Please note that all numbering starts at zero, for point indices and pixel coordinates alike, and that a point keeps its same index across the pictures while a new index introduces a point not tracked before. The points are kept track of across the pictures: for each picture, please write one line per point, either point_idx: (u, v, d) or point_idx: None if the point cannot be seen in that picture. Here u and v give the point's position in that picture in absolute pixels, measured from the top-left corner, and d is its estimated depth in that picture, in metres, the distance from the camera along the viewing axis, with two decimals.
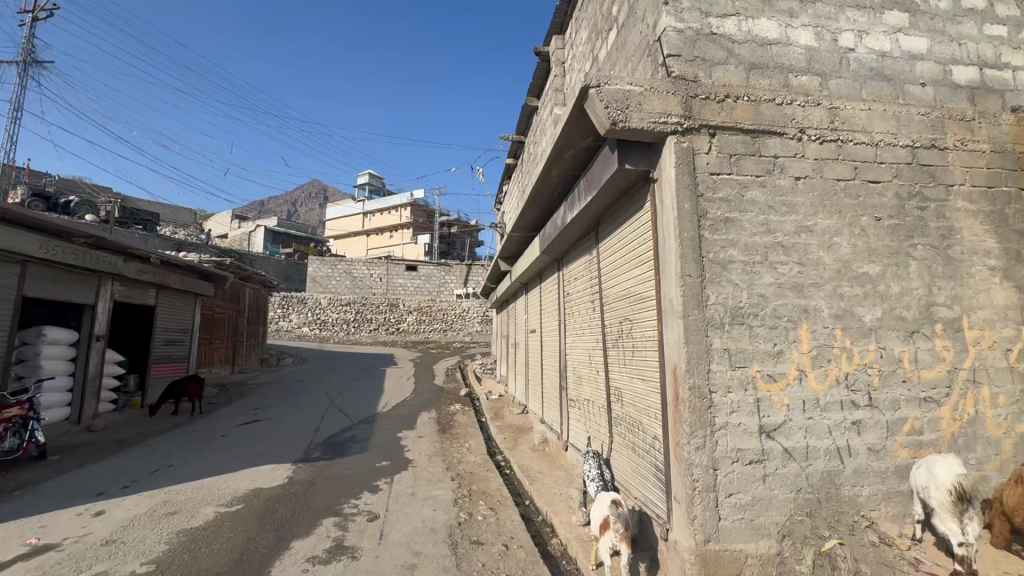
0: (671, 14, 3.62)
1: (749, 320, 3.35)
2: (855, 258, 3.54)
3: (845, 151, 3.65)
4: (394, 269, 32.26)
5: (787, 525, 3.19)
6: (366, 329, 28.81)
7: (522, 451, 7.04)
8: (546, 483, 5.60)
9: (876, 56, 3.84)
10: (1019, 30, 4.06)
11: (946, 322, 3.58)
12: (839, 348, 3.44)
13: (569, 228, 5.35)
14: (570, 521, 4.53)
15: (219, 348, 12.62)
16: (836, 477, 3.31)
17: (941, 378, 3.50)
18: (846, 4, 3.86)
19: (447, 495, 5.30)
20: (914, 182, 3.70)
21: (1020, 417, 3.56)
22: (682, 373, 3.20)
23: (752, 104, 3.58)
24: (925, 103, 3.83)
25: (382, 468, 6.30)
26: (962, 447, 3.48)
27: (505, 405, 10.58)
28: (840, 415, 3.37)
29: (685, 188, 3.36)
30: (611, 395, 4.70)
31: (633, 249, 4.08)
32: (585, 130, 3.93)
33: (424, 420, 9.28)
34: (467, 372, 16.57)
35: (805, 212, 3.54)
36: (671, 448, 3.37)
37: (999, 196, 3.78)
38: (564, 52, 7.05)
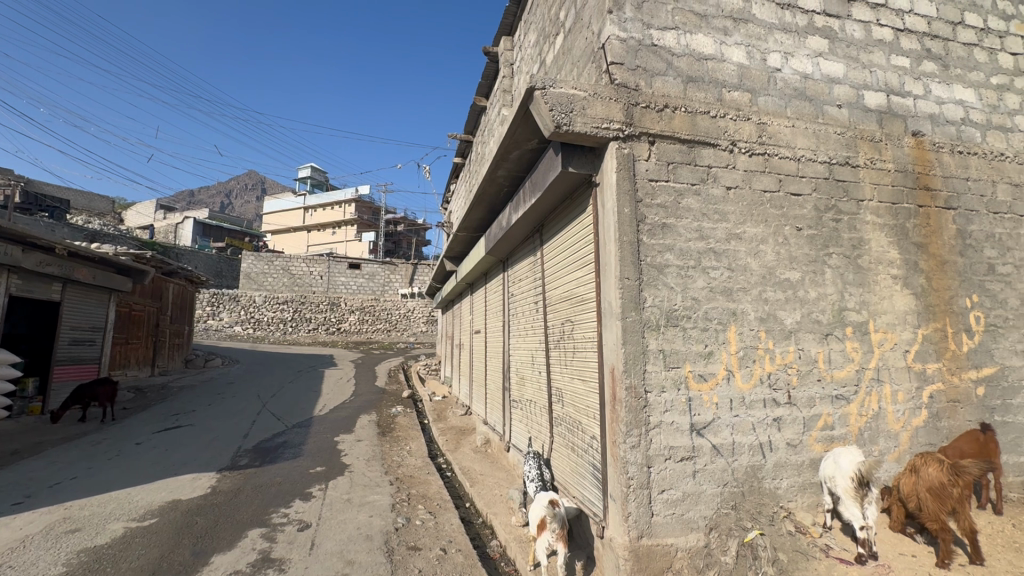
0: (615, 23, 3.71)
1: (682, 322, 3.49)
2: (779, 265, 3.78)
3: (771, 164, 3.88)
4: (336, 267, 31.12)
5: (714, 518, 3.34)
6: (305, 329, 27.59)
7: (464, 453, 6.97)
8: (487, 485, 5.56)
9: (799, 77, 4.12)
10: (920, 62, 4.49)
11: (856, 326, 3.89)
12: (763, 349, 3.65)
13: (514, 229, 5.37)
14: (509, 523, 4.53)
15: (137, 348, 11.63)
16: (759, 470, 3.51)
17: (850, 377, 3.81)
18: (774, 27, 4.11)
19: (385, 500, 5.14)
20: (830, 196, 3.99)
21: (916, 412, 3.93)
22: (619, 373, 3.28)
23: (689, 115, 3.73)
24: (841, 123, 4.15)
25: (316, 475, 6.01)
26: (868, 440, 3.79)
27: (448, 406, 10.44)
28: (763, 413, 3.58)
29: (625, 193, 3.45)
30: (552, 396, 4.74)
31: (576, 250, 4.15)
32: (530, 132, 3.95)
33: (363, 423, 8.99)
34: (410, 374, 16.25)
35: (735, 220, 3.73)
36: (608, 447, 3.44)
37: (901, 212, 4.16)
38: (512, 54, 7.07)
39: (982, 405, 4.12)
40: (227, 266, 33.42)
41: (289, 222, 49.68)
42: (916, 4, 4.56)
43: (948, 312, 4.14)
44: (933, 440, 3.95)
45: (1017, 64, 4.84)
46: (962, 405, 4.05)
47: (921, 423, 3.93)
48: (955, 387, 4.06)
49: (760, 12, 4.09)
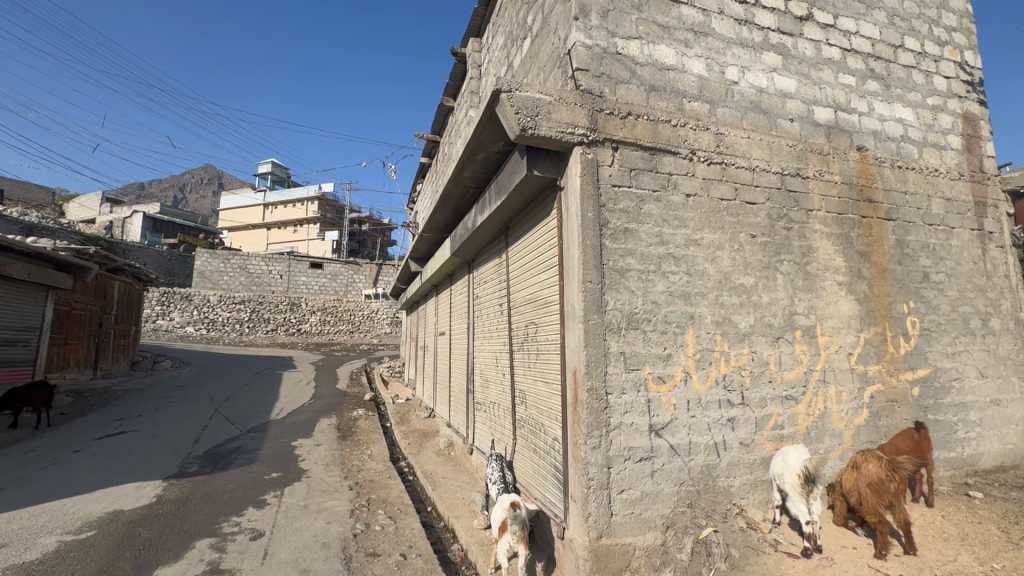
0: (581, 30, 3.76)
1: (643, 325, 3.56)
2: (734, 271, 3.92)
3: (728, 174, 4.02)
4: (296, 266, 30.22)
5: (670, 516, 3.43)
6: (263, 329, 26.63)
7: (426, 456, 6.89)
8: (449, 488, 5.51)
9: (755, 90, 4.29)
10: (864, 81, 4.76)
11: (804, 329, 4.07)
12: (718, 351, 3.77)
13: (479, 231, 5.36)
14: (470, 526, 4.50)
15: (77, 350, 10.92)
16: (713, 469, 3.62)
17: (799, 379, 3.98)
18: (732, 41, 4.27)
19: (343, 506, 5.01)
20: (782, 205, 4.18)
21: (858, 412, 4.15)
22: (581, 375, 3.32)
23: (651, 123, 3.83)
24: (793, 136, 4.35)
25: (271, 481, 5.80)
26: (814, 439, 3.98)
27: (412, 409, 10.30)
28: (718, 413, 3.69)
29: (589, 197, 3.50)
30: (516, 398, 4.76)
31: (540, 253, 4.18)
32: (496, 135, 3.96)
33: (323, 427, 8.76)
34: (373, 376, 15.93)
35: (693, 226, 3.84)
36: (569, 448, 3.47)
37: (847, 221, 4.39)
38: (480, 55, 7.07)
39: (916, 404, 4.39)
40: (179, 264, 31.90)
41: (247, 218, 47.92)
42: (861, 26, 4.83)
43: (887, 317, 4.41)
44: (872, 438, 4.18)
45: (949, 87, 5.20)
46: (899, 404, 4.31)
47: (862, 421, 4.16)
48: (892, 387, 4.31)
49: (719, 26, 4.24)
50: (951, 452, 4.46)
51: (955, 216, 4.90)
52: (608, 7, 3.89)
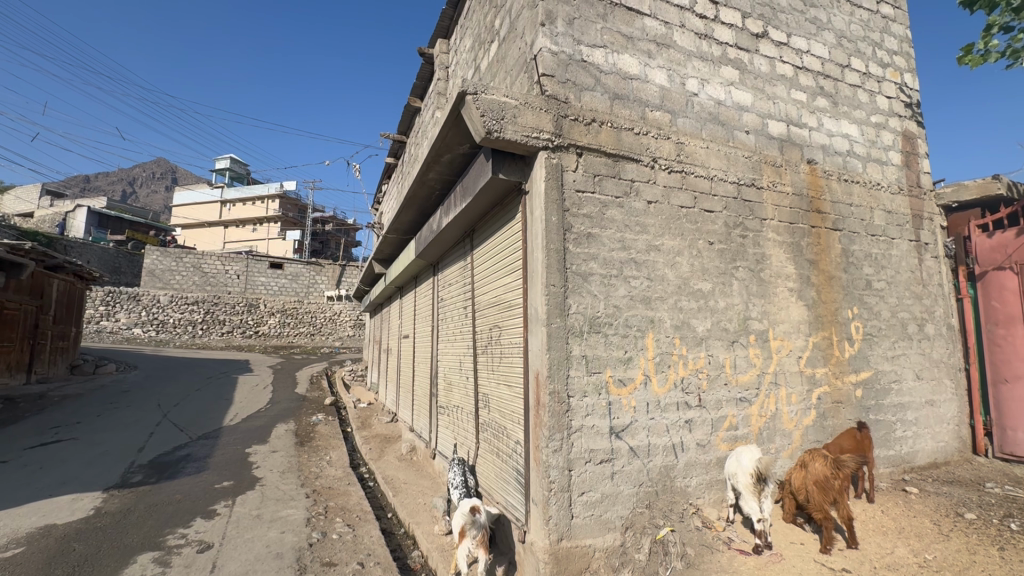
0: (547, 36, 3.81)
1: (604, 329, 3.61)
2: (693, 276, 4.03)
3: (687, 182, 4.14)
4: (255, 266, 29.15)
5: (630, 517, 3.48)
6: (217, 332, 25.53)
7: (388, 461, 6.75)
8: (410, 493, 5.42)
9: (714, 102, 4.44)
10: (814, 98, 5.01)
11: (758, 334, 4.23)
12: (677, 355, 3.87)
13: (444, 233, 5.31)
14: (431, 532, 4.43)
15: (9, 352, 10.15)
16: (671, 470, 3.70)
17: (752, 381, 4.13)
18: (692, 54, 4.41)
19: (299, 514, 4.85)
20: (739, 214, 4.33)
21: (806, 412, 4.34)
22: (544, 379, 3.34)
23: (615, 130, 3.90)
24: (749, 148, 4.52)
25: (222, 490, 5.54)
26: (766, 439, 4.13)
27: (374, 413, 10.08)
28: (676, 415, 3.79)
29: (553, 202, 3.53)
30: (479, 401, 4.73)
31: (504, 257, 4.18)
32: (462, 137, 3.94)
33: (279, 433, 8.45)
34: (334, 380, 15.52)
35: (654, 233, 3.93)
36: (531, 451, 3.48)
37: (798, 230, 4.60)
38: (448, 57, 7.03)
39: (860, 405, 4.63)
40: (126, 262, 30.20)
41: (202, 216, 45.93)
42: (812, 46, 5.09)
43: (833, 322, 4.64)
44: (819, 438, 4.38)
45: (891, 106, 5.54)
46: (844, 405, 4.54)
47: (811, 422, 4.35)
48: (838, 389, 4.54)
49: (680, 39, 4.37)
50: (890, 450, 4.73)
51: (895, 228, 5.21)
52: (574, 15, 3.94)
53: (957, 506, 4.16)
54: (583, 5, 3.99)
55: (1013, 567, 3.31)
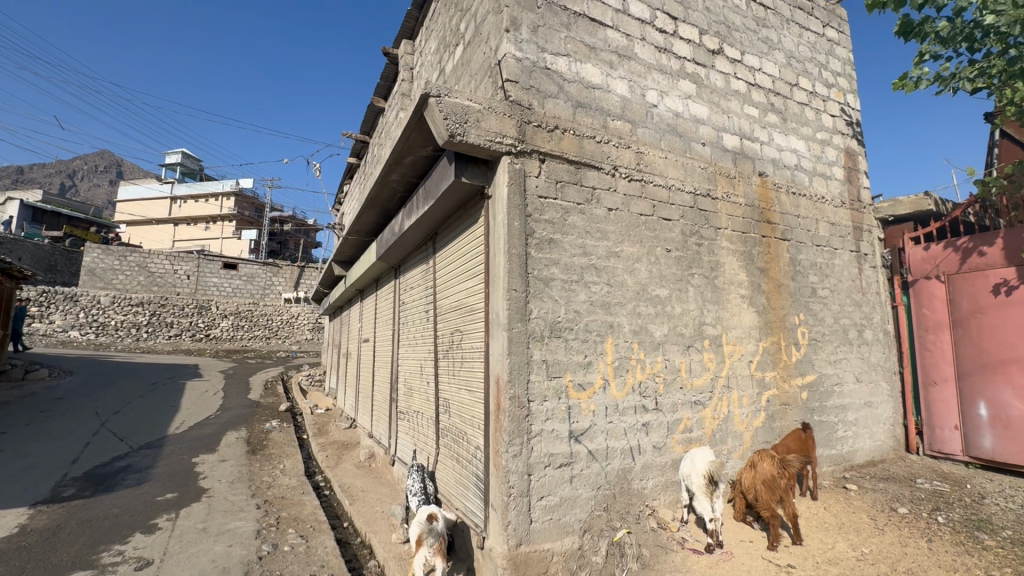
0: (511, 41, 3.83)
1: (565, 334, 3.65)
2: (651, 282, 4.13)
3: (646, 191, 4.25)
4: (206, 267, 27.80)
5: (588, 521, 3.52)
6: (164, 335, 24.23)
7: (344, 469, 6.56)
8: (368, 501, 5.29)
9: (672, 114, 4.58)
10: (766, 113, 5.25)
11: (712, 339, 4.38)
12: (635, 359, 3.95)
13: (406, 236, 5.23)
14: (388, 540, 4.33)
15: None
16: (628, 472, 3.77)
17: (706, 385, 4.27)
18: (652, 67, 4.54)
19: (249, 526, 4.64)
20: (695, 223, 4.48)
21: (756, 414, 4.52)
22: (504, 383, 3.34)
23: (577, 138, 3.96)
24: (704, 160, 4.69)
25: (164, 503, 5.24)
26: (719, 440, 4.28)
27: (331, 419, 9.81)
28: (634, 418, 3.86)
29: (515, 207, 3.54)
30: (439, 407, 4.68)
31: (466, 261, 4.16)
32: (425, 139, 3.91)
33: (230, 441, 8.07)
34: (290, 386, 14.97)
35: (614, 239, 4.01)
36: (491, 456, 3.47)
37: (749, 240, 4.80)
38: (412, 58, 6.95)
39: (805, 406, 4.87)
40: (62, 259, 28.25)
41: (150, 212, 43.54)
42: (764, 64, 5.34)
43: (782, 327, 4.85)
44: (768, 438, 4.57)
45: (835, 124, 5.87)
46: (791, 407, 4.76)
47: (760, 423, 4.54)
48: (786, 392, 4.75)
49: (641, 52, 4.49)
50: (832, 449, 4.98)
51: (838, 239, 5.51)
52: (538, 23, 3.99)
53: (892, 501, 4.43)
54: (548, 13, 4.04)
55: (940, 557, 3.54)
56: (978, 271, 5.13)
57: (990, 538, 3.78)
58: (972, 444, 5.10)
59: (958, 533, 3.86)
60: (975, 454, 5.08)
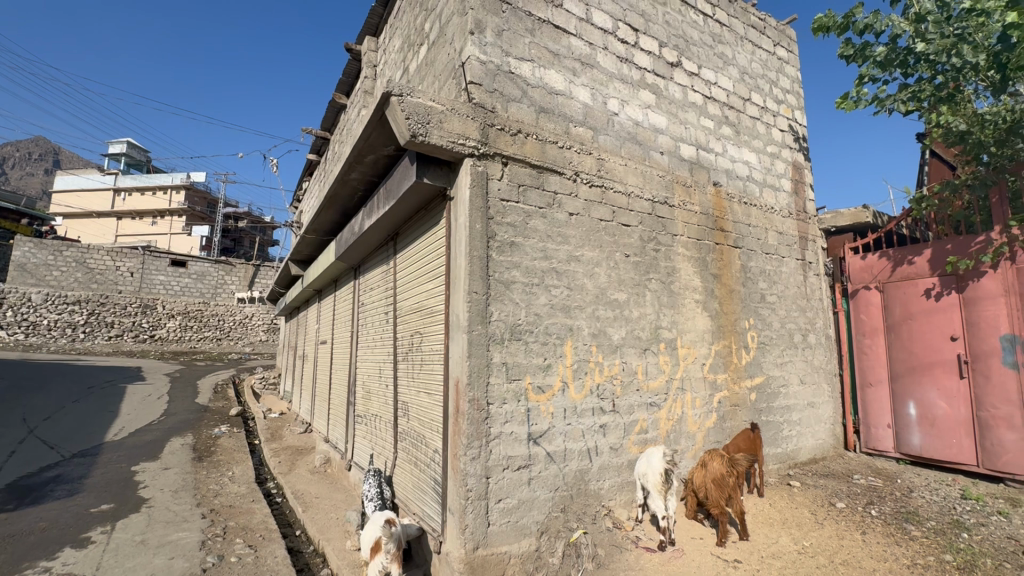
0: (475, 44, 3.83)
1: (525, 336, 3.67)
2: (610, 287, 4.22)
3: (607, 197, 4.34)
4: (151, 264, 25.82)
5: (545, 522, 3.54)
6: (104, 335, 22.80)
7: (298, 475, 6.34)
8: (322, 508, 5.13)
9: (632, 123, 4.70)
10: (720, 126, 5.47)
11: (667, 342, 4.51)
12: (594, 362, 4.02)
13: (366, 236, 5.13)
14: (342, 548, 4.22)
15: None
16: (585, 473, 3.82)
17: (661, 386, 4.39)
18: (614, 76, 4.64)
19: (192, 537, 4.41)
20: (653, 229, 4.61)
21: (708, 415, 4.69)
22: (464, 386, 3.33)
23: (540, 142, 4.00)
24: (662, 168, 4.84)
25: (98, 515, 4.91)
26: (673, 441, 4.41)
27: (285, 424, 9.49)
28: (592, 420, 3.92)
29: (477, 210, 3.54)
30: (398, 410, 4.61)
31: (427, 262, 4.12)
32: (387, 138, 3.86)
33: (174, 448, 7.67)
34: (241, 389, 14.42)
35: (575, 244, 4.07)
36: (449, 459, 3.45)
37: (704, 246, 4.98)
38: (376, 55, 6.83)
39: (753, 407, 5.08)
40: None
41: (89, 204, 40.88)
42: (719, 78, 5.56)
43: (733, 331, 5.05)
44: (719, 438, 4.75)
45: (784, 139, 6.18)
46: (740, 408, 4.96)
47: (712, 423, 4.70)
48: (735, 393, 4.95)
49: (603, 61, 4.59)
50: (778, 448, 5.23)
51: (785, 247, 5.80)
52: (503, 27, 4.01)
53: (831, 496, 4.69)
54: (512, 18, 4.07)
55: (872, 548, 3.78)
56: (909, 279, 5.51)
57: (916, 528, 4.06)
58: (902, 441, 5.46)
59: (889, 525, 4.12)
60: (906, 450, 5.44)
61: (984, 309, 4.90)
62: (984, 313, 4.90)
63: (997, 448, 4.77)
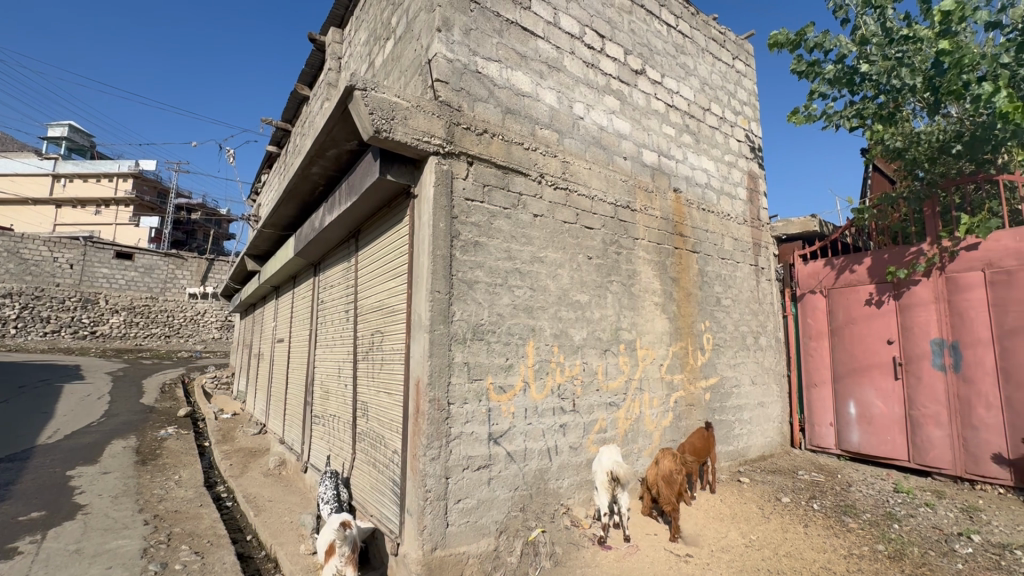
0: (442, 42, 3.80)
1: (487, 336, 3.67)
2: (572, 288, 4.28)
3: (571, 200, 4.40)
4: (94, 255, 24.25)
5: (504, 522, 3.56)
6: (38, 331, 21.28)
7: (250, 477, 6.10)
8: (275, 511, 4.98)
9: (597, 127, 4.78)
10: (681, 134, 5.64)
11: (627, 343, 4.61)
12: (555, 362, 4.06)
13: (327, 232, 5.00)
14: (295, 552, 4.10)
15: None
16: (545, 473, 3.86)
17: (620, 387, 4.49)
18: (580, 81, 4.71)
19: (134, 545, 4.19)
20: (615, 233, 4.70)
21: (665, 415, 4.83)
22: (424, 386, 3.30)
23: (505, 143, 4.02)
24: (625, 173, 4.94)
25: (27, 523, 4.58)
26: (630, 440, 4.51)
27: (238, 424, 9.14)
28: (552, 420, 3.96)
29: (441, 208, 3.52)
30: (356, 410, 4.52)
31: (389, 260, 4.06)
32: (350, 132, 3.78)
33: (115, 450, 7.24)
34: (191, 388, 13.79)
35: (539, 245, 4.10)
36: (408, 460, 3.41)
37: (663, 250, 5.12)
38: (341, 47, 6.67)
39: (707, 406, 5.27)
40: None
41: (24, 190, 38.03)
42: (681, 88, 5.73)
43: (689, 333, 5.22)
44: (675, 437, 4.89)
45: (740, 149, 6.42)
46: (695, 407, 5.14)
47: (668, 423, 4.84)
48: (691, 393, 5.11)
49: (570, 65, 4.65)
50: (729, 446, 5.43)
51: (740, 253, 6.03)
52: (470, 26, 4.00)
53: (778, 491, 4.92)
54: (480, 18, 4.06)
55: (814, 540, 3.99)
56: (851, 286, 5.84)
57: (853, 521, 4.31)
58: (843, 438, 5.78)
59: (829, 518, 4.36)
60: (846, 447, 5.76)
61: (917, 314, 5.24)
62: (917, 318, 5.25)
63: (926, 444, 5.12)
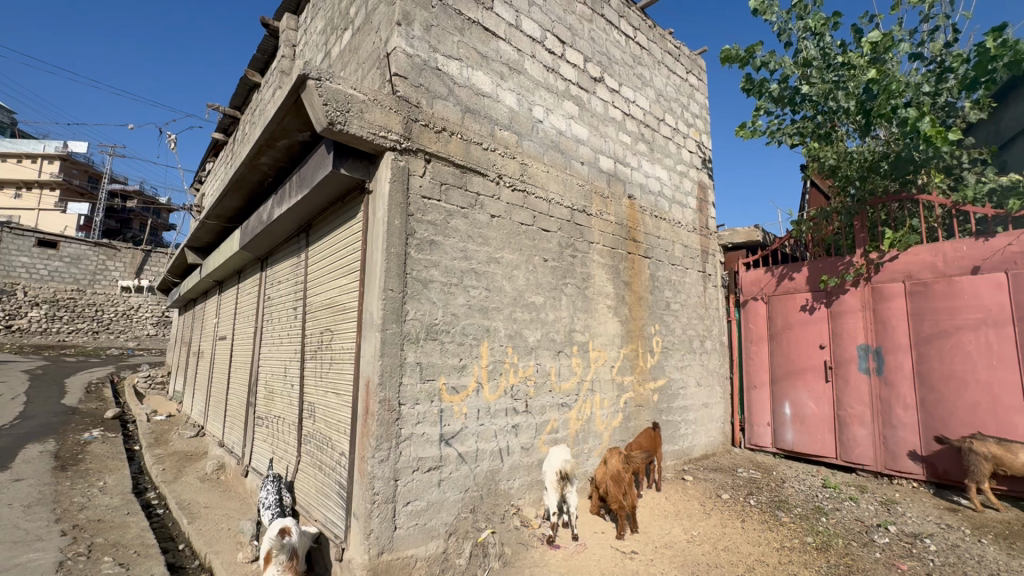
0: (402, 36, 3.74)
1: (441, 336, 3.63)
2: (527, 289, 4.30)
3: (528, 201, 4.42)
4: (11, 243, 21.94)
5: (454, 524, 3.53)
6: None
7: (185, 483, 5.75)
8: (211, 518, 4.71)
9: (556, 131, 4.84)
10: (636, 142, 5.80)
11: (580, 345, 4.69)
12: (509, 363, 4.07)
13: (275, 225, 4.80)
14: (232, 561, 3.90)
15: None
16: (496, 473, 3.86)
17: (572, 388, 4.55)
18: (540, 84, 4.75)
19: (48, 558, 3.85)
20: (571, 236, 4.77)
21: (615, 415, 4.95)
22: (374, 386, 3.22)
23: (464, 142, 3.99)
24: (582, 177, 5.03)
25: None
26: (581, 440, 4.58)
27: (173, 427, 8.61)
28: (504, 420, 3.96)
29: (396, 205, 3.45)
30: (303, 411, 4.36)
31: (341, 257, 3.94)
32: (302, 123, 3.65)
33: (29, 456, 6.63)
34: (121, 387, 12.91)
35: (495, 246, 4.10)
36: (356, 461, 3.32)
37: (617, 255, 5.24)
38: (296, 34, 6.42)
39: (655, 407, 5.43)
40: None
41: None
42: (637, 97, 5.90)
43: (640, 336, 5.37)
44: (624, 437, 5.01)
45: (691, 159, 6.68)
46: (644, 407, 5.29)
47: (618, 423, 4.96)
48: (640, 394, 5.27)
49: (531, 68, 4.68)
50: (675, 445, 5.63)
51: (689, 259, 6.27)
52: (431, 22, 3.95)
53: (719, 488, 5.14)
54: (442, 15, 4.02)
55: (749, 534, 4.19)
56: (790, 293, 6.19)
57: (786, 515, 4.57)
58: (778, 437, 6.12)
59: (764, 513, 4.60)
60: (781, 445, 6.10)
61: (846, 322, 5.63)
62: (846, 325, 5.63)
63: (852, 442, 5.49)
